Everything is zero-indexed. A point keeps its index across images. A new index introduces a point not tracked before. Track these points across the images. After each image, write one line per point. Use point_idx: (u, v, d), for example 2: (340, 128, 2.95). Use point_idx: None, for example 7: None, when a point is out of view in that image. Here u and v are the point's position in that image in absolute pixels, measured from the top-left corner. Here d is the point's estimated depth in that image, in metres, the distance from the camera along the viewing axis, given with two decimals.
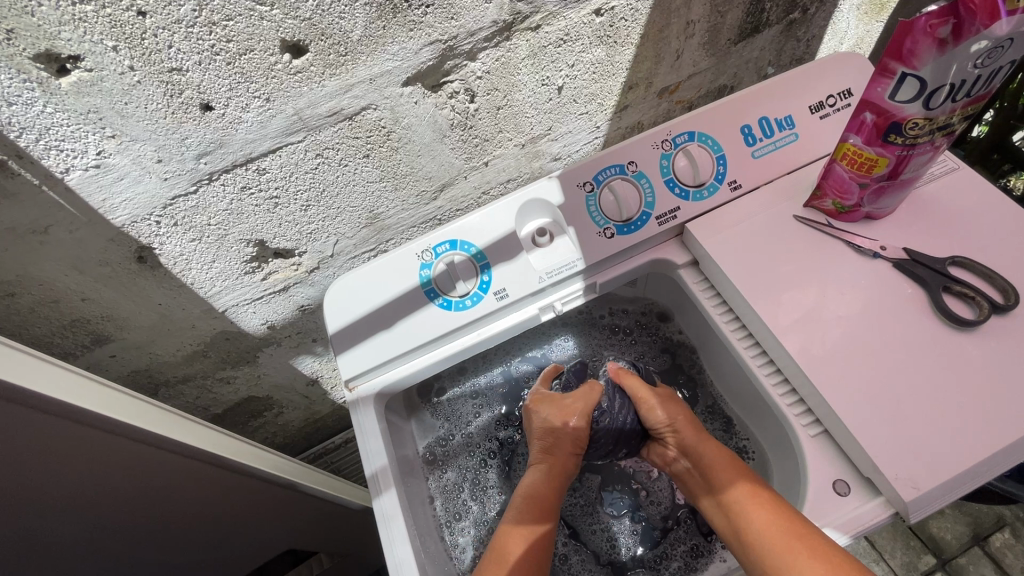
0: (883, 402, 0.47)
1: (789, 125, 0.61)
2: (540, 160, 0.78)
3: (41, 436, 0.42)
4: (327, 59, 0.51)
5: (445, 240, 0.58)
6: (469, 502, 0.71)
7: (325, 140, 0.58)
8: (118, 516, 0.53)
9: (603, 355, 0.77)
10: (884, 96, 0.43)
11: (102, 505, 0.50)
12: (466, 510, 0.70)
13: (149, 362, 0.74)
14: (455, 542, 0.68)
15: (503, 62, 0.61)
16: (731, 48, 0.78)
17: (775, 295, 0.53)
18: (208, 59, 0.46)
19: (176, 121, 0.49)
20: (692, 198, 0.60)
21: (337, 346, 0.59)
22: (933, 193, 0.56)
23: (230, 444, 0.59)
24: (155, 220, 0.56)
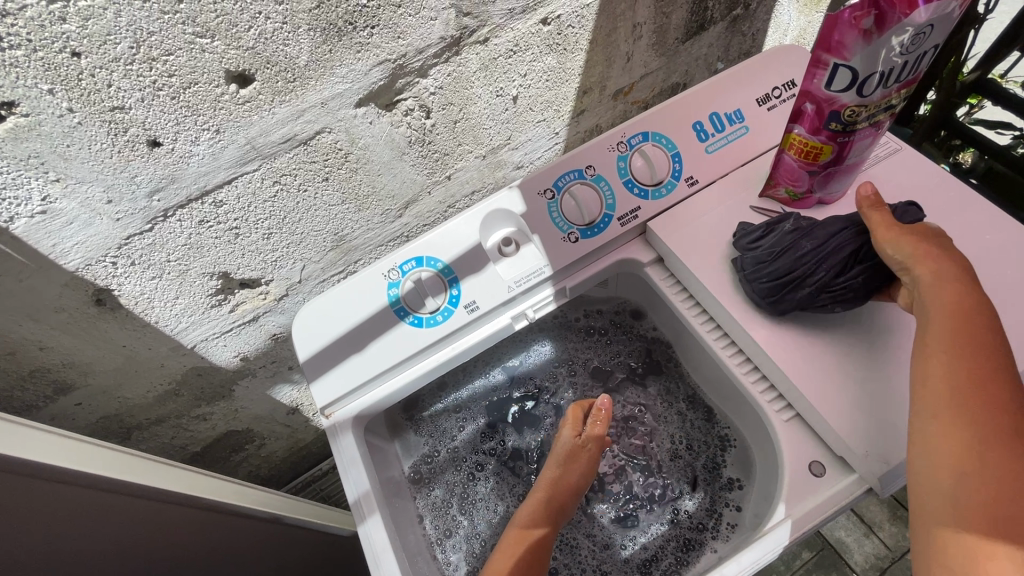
0: (848, 380, 0.49)
1: (739, 118, 0.62)
2: (502, 170, 0.79)
3: None
4: (275, 86, 0.50)
5: (411, 257, 0.58)
6: (459, 517, 0.70)
7: (281, 167, 0.57)
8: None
9: (580, 358, 0.78)
10: (820, 86, 0.45)
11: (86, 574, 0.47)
12: (457, 526, 0.69)
13: (119, 406, 0.72)
14: (447, 560, 0.67)
15: (455, 76, 0.61)
16: (679, 47, 0.79)
17: (739, 285, 0.55)
18: (151, 96, 0.45)
19: (124, 159, 0.48)
20: (651, 197, 0.60)
21: (308, 374, 0.58)
22: (882, 173, 0.58)
23: (205, 483, 0.58)
24: (110, 261, 0.55)
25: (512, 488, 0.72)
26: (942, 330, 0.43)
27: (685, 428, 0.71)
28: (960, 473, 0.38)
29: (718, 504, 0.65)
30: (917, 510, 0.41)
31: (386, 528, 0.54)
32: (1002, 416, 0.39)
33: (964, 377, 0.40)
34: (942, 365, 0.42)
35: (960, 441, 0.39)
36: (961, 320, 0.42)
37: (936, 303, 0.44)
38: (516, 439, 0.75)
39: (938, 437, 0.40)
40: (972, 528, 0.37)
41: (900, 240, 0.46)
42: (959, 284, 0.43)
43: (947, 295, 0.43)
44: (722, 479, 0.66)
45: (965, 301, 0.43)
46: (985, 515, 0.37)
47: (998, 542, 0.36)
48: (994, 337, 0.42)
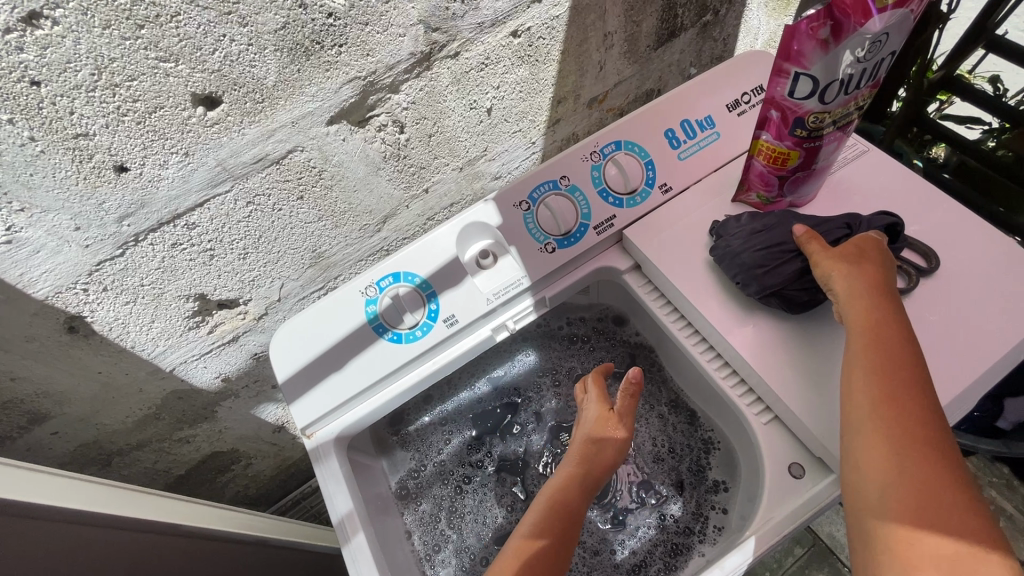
0: (823, 381, 0.49)
1: (709, 124, 0.63)
2: (480, 181, 0.79)
3: None
4: (244, 108, 0.50)
5: (387, 274, 0.58)
6: (447, 531, 0.69)
7: (254, 188, 0.57)
8: None
9: (564, 366, 0.78)
10: (783, 94, 0.45)
11: None
12: (445, 540, 0.69)
13: (98, 433, 0.70)
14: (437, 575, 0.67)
15: (427, 91, 0.61)
16: (651, 54, 0.80)
17: (714, 289, 0.55)
18: (115, 121, 0.45)
19: (90, 186, 0.47)
20: (626, 205, 0.61)
21: (288, 395, 0.57)
22: (851, 174, 0.59)
23: (184, 510, 0.58)
24: (81, 287, 0.54)
25: (500, 498, 0.71)
26: (855, 342, 0.44)
27: (668, 432, 0.71)
28: (882, 463, 0.39)
29: (704, 508, 0.65)
30: (849, 508, 0.41)
31: (371, 547, 0.54)
32: (914, 416, 0.39)
33: (874, 378, 0.41)
34: (858, 371, 0.43)
35: (879, 431, 0.40)
36: (874, 328, 0.43)
37: (853, 319, 0.45)
38: (503, 450, 0.75)
39: (858, 438, 0.41)
40: (895, 519, 0.37)
41: (822, 261, 0.47)
42: (872, 296, 0.45)
43: (861, 309, 0.45)
44: (708, 481, 0.67)
45: (870, 303, 0.45)
46: (912, 506, 0.36)
47: (920, 532, 0.36)
48: (907, 342, 0.43)
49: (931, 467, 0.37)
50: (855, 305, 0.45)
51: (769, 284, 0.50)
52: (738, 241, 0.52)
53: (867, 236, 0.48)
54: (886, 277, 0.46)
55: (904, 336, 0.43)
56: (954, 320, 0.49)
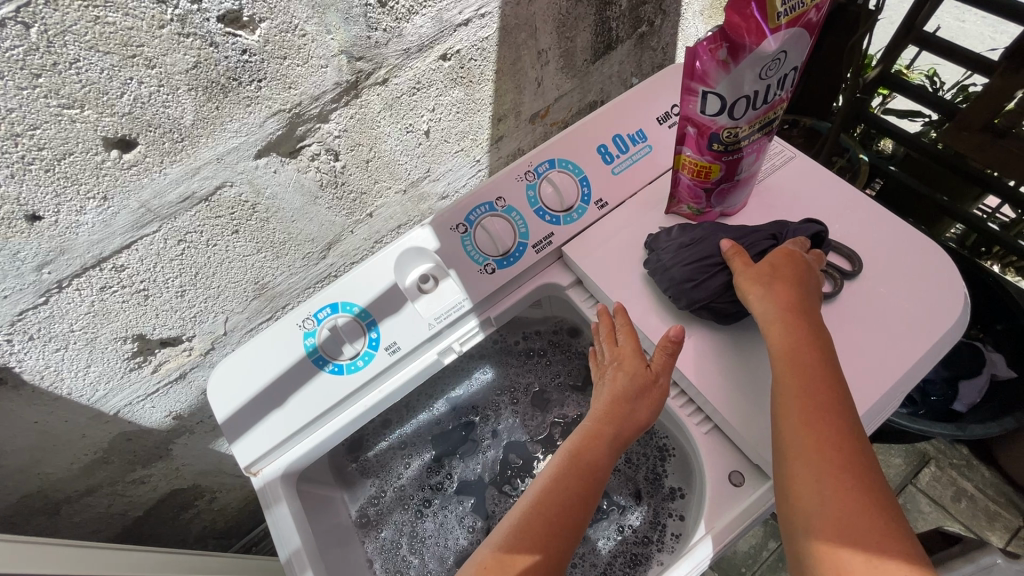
0: (755, 390, 0.50)
1: (641, 138, 0.64)
2: (427, 202, 0.79)
3: None
4: (162, 148, 0.49)
5: (325, 305, 0.57)
6: (409, 557, 0.69)
7: (183, 226, 0.56)
8: None
9: (521, 382, 0.78)
10: (695, 112, 0.46)
11: None
12: (407, 566, 0.68)
13: (42, 483, 0.68)
14: None
15: (358, 118, 0.61)
16: (590, 68, 0.81)
17: (651, 302, 0.56)
18: (21, 171, 0.44)
19: (2, 237, 0.46)
20: (563, 222, 0.61)
21: (230, 435, 0.56)
22: (779, 181, 0.60)
23: (124, 559, 0.58)
24: (4, 339, 0.52)
25: (461, 519, 0.71)
26: (776, 368, 0.46)
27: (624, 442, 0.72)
28: (809, 484, 0.41)
29: (662, 516, 0.65)
30: (785, 527, 0.42)
31: None
32: (834, 436, 0.41)
33: (796, 400, 0.43)
34: (782, 395, 0.44)
35: (806, 452, 0.42)
36: (791, 352, 0.45)
37: (772, 343, 0.46)
38: (463, 470, 0.74)
39: (784, 462, 0.43)
40: (822, 539, 0.39)
41: (741, 285, 0.49)
42: (786, 319, 0.46)
43: (780, 334, 0.46)
44: (665, 489, 0.67)
45: (790, 326, 0.46)
46: (839, 525, 0.39)
47: (844, 549, 0.38)
48: (824, 362, 0.44)
49: (848, 485, 0.40)
50: (776, 331, 0.46)
51: (698, 296, 0.51)
52: (669, 254, 0.53)
53: (789, 250, 0.49)
54: (801, 292, 0.47)
55: (822, 356, 0.45)
56: (877, 320, 0.51)
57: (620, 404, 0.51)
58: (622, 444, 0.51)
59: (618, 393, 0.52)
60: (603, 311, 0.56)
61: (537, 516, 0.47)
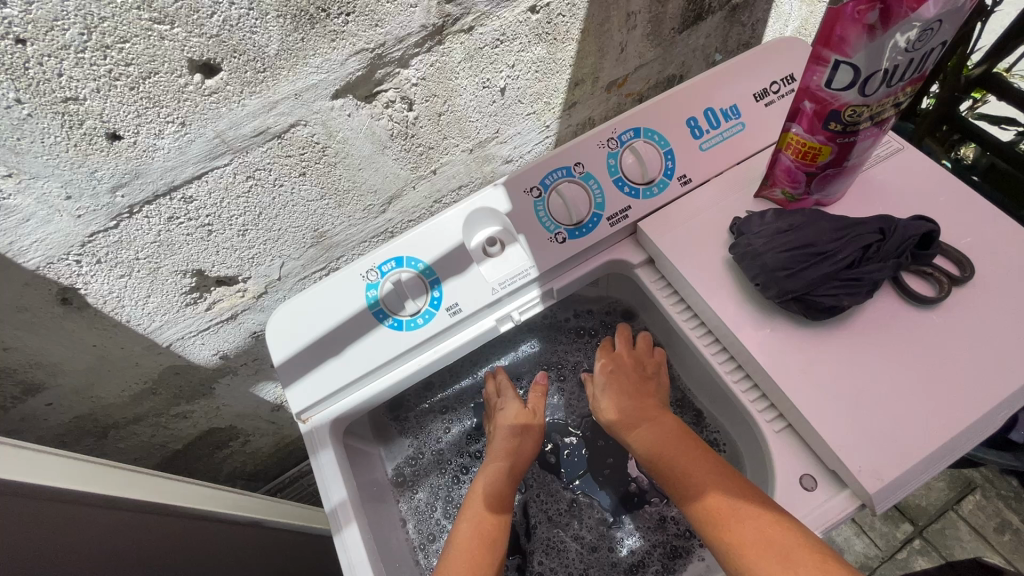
0: (840, 393, 0.47)
1: (735, 114, 0.60)
2: (491, 164, 0.76)
3: None
4: (244, 77, 0.47)
5: (390, 258, 0.56)
6: (443, 521, 0.69)
7: (254, 162, 0.55)
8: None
9: (570, 360, 0.76)
10: (820, 84, 0.42)
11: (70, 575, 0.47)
12: (441, 530, 0.68)
13: (93, 406, 0.70)
14: (431, 564, 0.66)
15: (438, 66, 0.58)
16: (675, 37, 0.76)
17: (731, 288, 0.53)
18: (107, 85, 0.42)
19: (81, 154, 0.45)
20: (642, 196, 0.58)
21: (284, 380, 0.56)
22: (883, 172, 0.55)
23: (175, 490, 0.57)
24: (74, 259, 0.52)
25: None
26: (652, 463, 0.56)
27: None
28: (728, 530, 0.46)
29: None
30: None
31: (362, 540, 0.53)
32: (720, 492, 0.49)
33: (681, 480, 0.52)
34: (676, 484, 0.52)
35: (707, 513, 0.48)
36: (657, 449, 0.56)
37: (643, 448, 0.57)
38: None
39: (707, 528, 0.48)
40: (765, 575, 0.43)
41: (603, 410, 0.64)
42: (625, 420, 0.61)
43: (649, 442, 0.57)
44: None
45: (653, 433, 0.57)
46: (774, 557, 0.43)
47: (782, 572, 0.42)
48: (684, 448, 0.55)
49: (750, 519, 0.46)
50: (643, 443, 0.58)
51: (792, 286, 0.47)
52: (761, 240, 0.49)
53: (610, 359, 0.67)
54: (629, 395, 0.63)
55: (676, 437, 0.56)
56: (985, 331, 0.47)
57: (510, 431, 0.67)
58: (519, 472, 0.65)
59: (508, 426, 0.67)
60: (489, 373, 0.75)
61: (479, 530, 0.58)
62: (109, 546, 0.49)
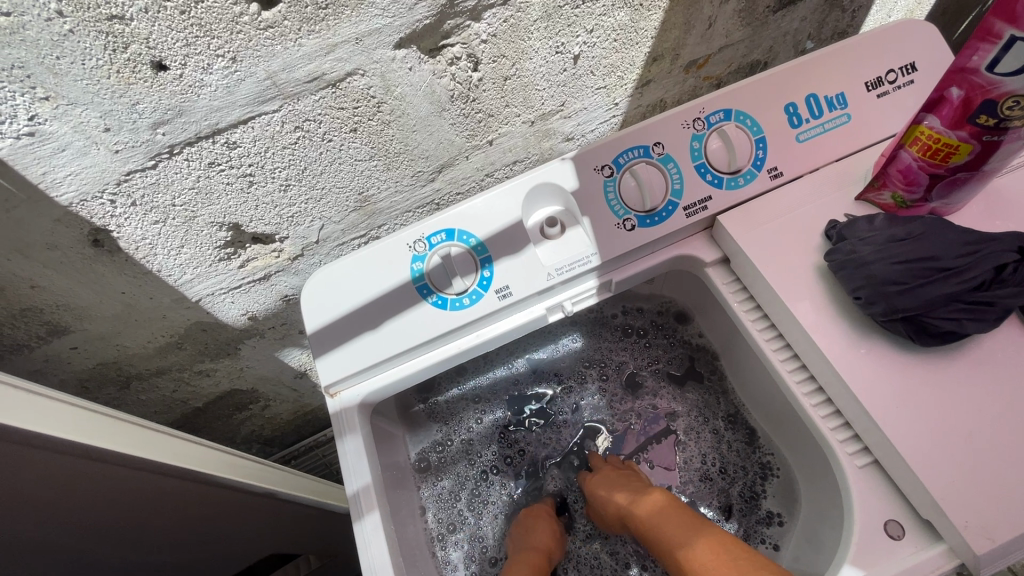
0: (944, 434, 0.40)
1: (840, 104, 0.53)
2: (550, 140, 0.70)
3: None
4: (303, 13, 0.43)
5: (441, 229, 0.52)
6: (464, 514, 0.65)
7: (304, 110, 0.50)
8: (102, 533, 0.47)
9: (614, 360, 0.70)
10: (980, 66, 0.36)
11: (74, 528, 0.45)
12: (461, 523, 0.65)
13: (117, 354, 0.67)
14: (446, 558, 0.62)
15: (512, 24, 0.53)
16: (769, 17, 0.69)
17: (822, 299, 0.46)
18: (156, 6, 0.38)
19: (123, 82, 0.41)
20: (726, 186, 0.53)
21: (316, 349, 0.53)
22: (1013, 184, 0.48)
23: (195, 454, 0.54)
24: (108, 198, 0.49)
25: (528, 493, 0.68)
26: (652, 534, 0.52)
27: (719, 447, 0.65)
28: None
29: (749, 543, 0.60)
30: None
31: (383, 531, 0.50)
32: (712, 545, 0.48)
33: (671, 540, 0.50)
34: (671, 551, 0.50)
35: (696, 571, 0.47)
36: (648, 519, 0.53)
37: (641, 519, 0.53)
38: (537, 448, 0.69)
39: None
40: None
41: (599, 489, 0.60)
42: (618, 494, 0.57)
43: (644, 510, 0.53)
44: (760, 511, 0.60)
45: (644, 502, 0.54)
46: None
47: None
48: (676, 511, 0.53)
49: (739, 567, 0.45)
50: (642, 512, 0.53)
51: (904, 304, 0.41)
52: (869, 248, 0.43)
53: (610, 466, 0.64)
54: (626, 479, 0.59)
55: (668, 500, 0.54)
56: None
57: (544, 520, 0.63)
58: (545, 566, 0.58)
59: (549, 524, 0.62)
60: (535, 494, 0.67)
61: None
62: (117, 503, 0.47)
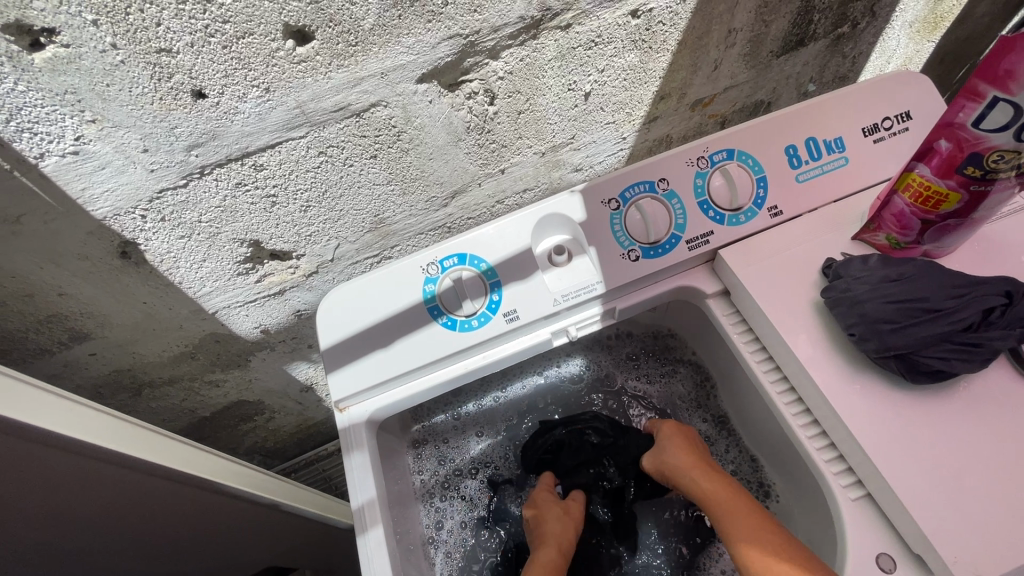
0: (935, 470, 0.41)
1: (838, 147, 0.56)
2: (560, 170, 0.73)
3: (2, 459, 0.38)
4: (335, 48, 0.46)
5: (453, 254, 0.55)
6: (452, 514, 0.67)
7: (329, 138, 0.53)
8: (111, 528, 0.49)
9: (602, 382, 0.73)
10: (965, 122, 0.39)
11: (83, 525, 0.47)
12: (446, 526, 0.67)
13: (132, 362, 0.69)
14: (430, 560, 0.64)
15: (527, 62, 0.56)
16: (772, 61, 0.72)
17: (818, 335, 0.48)
18: (201, 41, 0.41)
19: (165, 107, 0.44)
20: (727, 222, 0.55)
21: (329, 363, 0.55)
22: (1005, 228, 0.50)
23: (209, 463, 0.54)
24: (139, 214, 0.51)
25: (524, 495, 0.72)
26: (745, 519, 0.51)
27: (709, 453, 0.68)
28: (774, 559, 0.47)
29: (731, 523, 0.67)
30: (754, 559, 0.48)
31: (386, 546, 0.50)
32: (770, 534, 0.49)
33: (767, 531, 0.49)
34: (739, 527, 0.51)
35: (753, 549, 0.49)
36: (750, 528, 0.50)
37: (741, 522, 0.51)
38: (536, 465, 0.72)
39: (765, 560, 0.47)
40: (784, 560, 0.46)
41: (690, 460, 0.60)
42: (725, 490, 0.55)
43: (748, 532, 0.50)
44: None
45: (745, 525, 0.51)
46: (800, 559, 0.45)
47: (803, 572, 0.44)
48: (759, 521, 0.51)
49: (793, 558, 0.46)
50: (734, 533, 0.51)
51: (895, 342, 0.43)
52: (863, 286, 0.45)
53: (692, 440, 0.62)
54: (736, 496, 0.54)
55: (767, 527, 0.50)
56: None
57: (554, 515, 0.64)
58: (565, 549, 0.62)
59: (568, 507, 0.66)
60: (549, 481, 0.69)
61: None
62: (123, 505, 0.48)
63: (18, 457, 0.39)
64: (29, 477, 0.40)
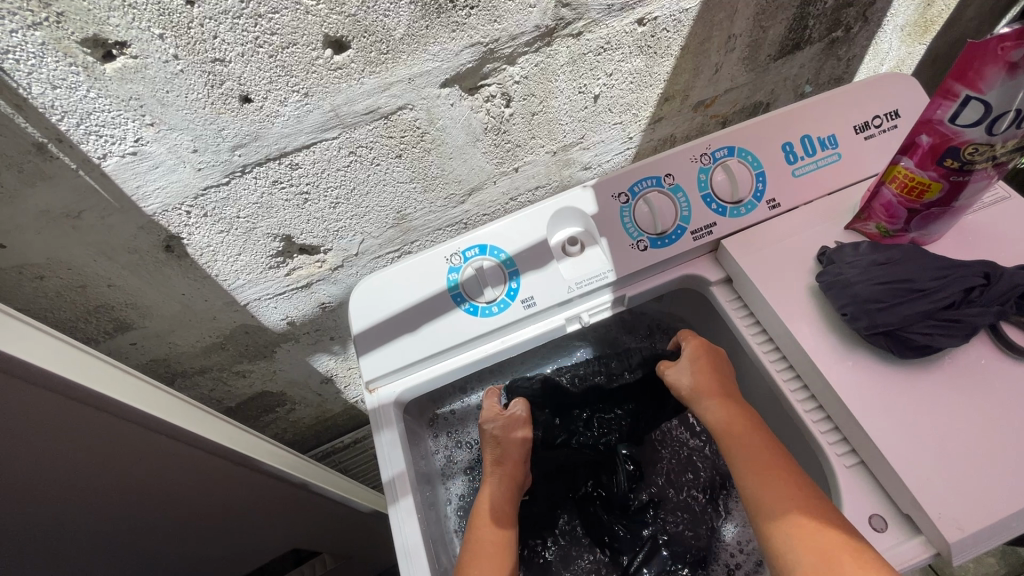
0: (921, 437, 0.45)
1: (832, 144, 0.60)
2: (570, 169, 0.77)
3: (77, 426, 0.42)
4: (368, 56, 0.50)
5: (474, 245, 0.59)
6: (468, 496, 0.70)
7: (359, 138, 0.57)
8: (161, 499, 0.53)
9: None
10: (943, 119, 0.43)
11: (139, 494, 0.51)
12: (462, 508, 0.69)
13: (168, 352, 0.73)
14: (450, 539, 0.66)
15: (542, 67, 0.60)
16: (770, 64, 0.76)
17: (814, 316, 0.52)
18: (251, 51, 0.45)
19: (215, 111, 0.48)
20: (729, 214, 0.59)
21: (359, 347, 0.59)
22: (986, 217, 0.53)
23: (248, 441, 0.58)
24: (184, 210, 0.55)
25: None
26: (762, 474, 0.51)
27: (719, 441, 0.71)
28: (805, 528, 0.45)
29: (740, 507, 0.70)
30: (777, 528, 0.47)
31: (416, 514, 0.54)
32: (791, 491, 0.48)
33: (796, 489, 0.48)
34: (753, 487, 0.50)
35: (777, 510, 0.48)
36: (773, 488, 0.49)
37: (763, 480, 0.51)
38: None
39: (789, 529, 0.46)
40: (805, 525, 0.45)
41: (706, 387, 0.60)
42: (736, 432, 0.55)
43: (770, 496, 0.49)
44: None
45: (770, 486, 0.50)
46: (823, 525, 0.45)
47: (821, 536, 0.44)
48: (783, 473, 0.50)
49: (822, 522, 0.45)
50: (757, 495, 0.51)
51: (883, 320, 0.47)
52: (854, 270, 0.49)
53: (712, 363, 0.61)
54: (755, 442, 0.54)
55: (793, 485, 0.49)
56: None
57: (490, 441, 0.67)
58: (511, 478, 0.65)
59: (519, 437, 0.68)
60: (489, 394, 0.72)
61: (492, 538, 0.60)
62: (174, 477, 0.52)
63: (91, 426, 0.43)
64: (98, 444, 0.44)
